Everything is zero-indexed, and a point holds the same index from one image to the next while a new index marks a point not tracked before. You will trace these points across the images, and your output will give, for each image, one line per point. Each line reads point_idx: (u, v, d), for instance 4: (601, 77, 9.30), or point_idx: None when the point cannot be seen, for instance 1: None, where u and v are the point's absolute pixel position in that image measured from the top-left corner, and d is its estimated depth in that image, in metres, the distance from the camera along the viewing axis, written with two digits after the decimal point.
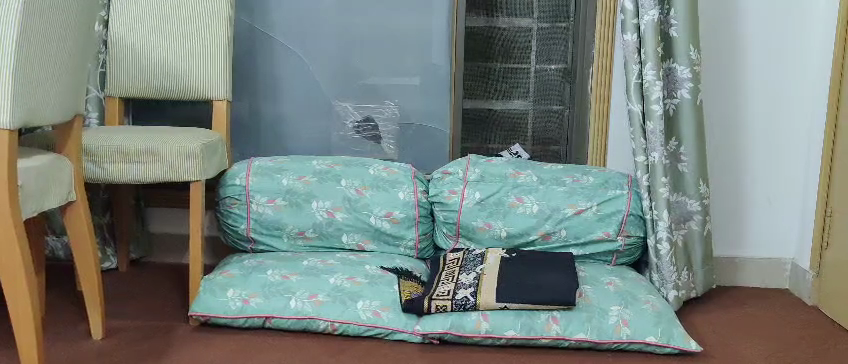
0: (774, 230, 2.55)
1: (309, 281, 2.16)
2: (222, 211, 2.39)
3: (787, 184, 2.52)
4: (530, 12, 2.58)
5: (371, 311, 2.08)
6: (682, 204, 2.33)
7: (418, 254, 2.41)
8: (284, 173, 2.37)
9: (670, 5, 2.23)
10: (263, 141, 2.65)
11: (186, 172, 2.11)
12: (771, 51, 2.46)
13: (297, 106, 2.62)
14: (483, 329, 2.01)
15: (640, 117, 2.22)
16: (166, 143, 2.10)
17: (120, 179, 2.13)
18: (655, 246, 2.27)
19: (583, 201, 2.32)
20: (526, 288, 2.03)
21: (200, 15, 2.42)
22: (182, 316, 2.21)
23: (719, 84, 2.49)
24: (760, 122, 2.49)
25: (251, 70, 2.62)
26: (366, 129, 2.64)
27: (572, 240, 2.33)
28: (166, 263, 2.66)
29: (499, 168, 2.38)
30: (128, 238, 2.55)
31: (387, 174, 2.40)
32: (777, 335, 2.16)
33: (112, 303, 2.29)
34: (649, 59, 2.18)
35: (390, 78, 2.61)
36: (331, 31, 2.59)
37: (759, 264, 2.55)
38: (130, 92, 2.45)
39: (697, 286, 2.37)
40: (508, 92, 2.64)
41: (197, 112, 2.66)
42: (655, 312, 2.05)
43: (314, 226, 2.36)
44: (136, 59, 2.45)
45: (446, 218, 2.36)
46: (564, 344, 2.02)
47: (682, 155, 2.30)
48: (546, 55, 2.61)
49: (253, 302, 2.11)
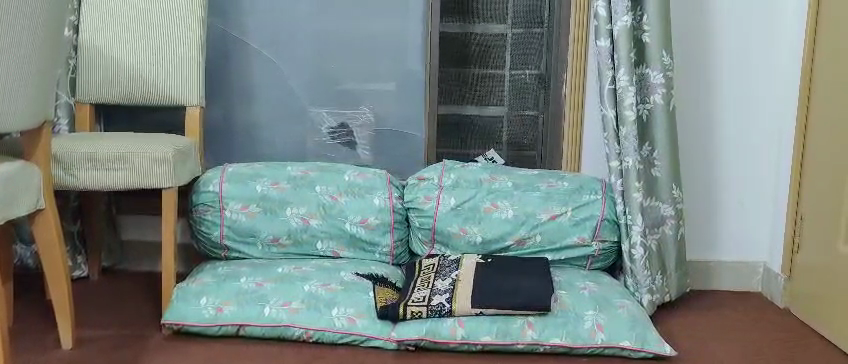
0: (745, 233, 2.57)
1: (283, 288, 2.15)
2: (194, 218, 2.36)
3: (759, 186, 2.55)
4: (504, 18, 2.59)
5: (345, 318, 2.06)
6: (656, 209, 2.33)
7: (393, 261, 2.40)
8: (257, 180, 2.36)
9: (642, 10, 2.24)
10: (237, 146, 2.63)
11: (157, 179, 2.08)
12: (742, 53, 2.48)
13: (271, 112, 2.61)
14: (458, 335, 2.01)
15: (613, 123, 2.24)
16: (138, 151, 2.07)
17: (91, 186, 2.10)
18: (629, 251, 2.28)
19: (557, 206, 2.33)
20: (502, 294, 2.03)
21: (175, 19, 2.40)
22: (154, 325, 2.17)
23: (693, 88, 2.51)
24: (733, 124, 2.52)
25: (225, 75, 2.60)
26: (340, 134, 2.62)
27: (548, 245, 2.33)
28: (139, 271, 2.63)
29: (473, 173, 2.38)
30: (99, 246, 2.52)
31: (362, 180, 2.39)
32: (749, 338, 2.18)
33: (82, 312, 2.25)
34: (622, 64, 2.19)
35: (366, 83, 2.60)
36: (305, 36, 2.57)
37: (731, 268, 2.58)
38: (101, 98, 2.42)
39: (672, 290, 2.38)
40: (483, 98, 2.64)
41: (171, 118, 2.63)
42: (629, 317, 2.06)
43: (288, 232, 2.34)
44: (107, 65, 2.42)
45: (420, 223, 2.36)
46: (539, 349, 2.02)
47: (655, 160, 2.31)
48: (521, 60, 2.62)
49: (226, 310, 2.09)
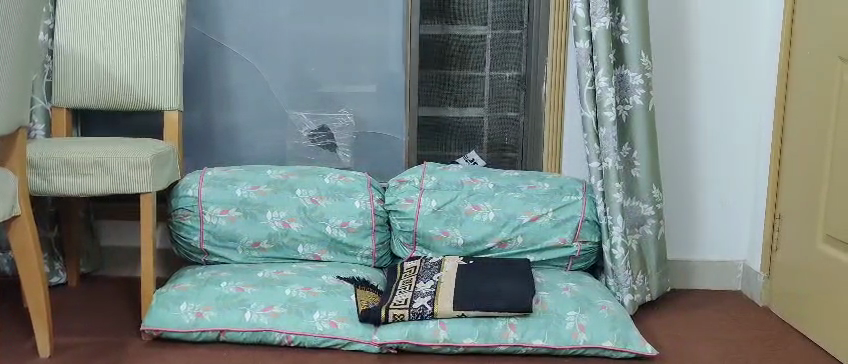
0: (725, 231, 2.59)
1: (264, 292, 2.13)
2: (173, 223, 2.34)
3: (738, 185, 2.57)
4: (484, 20, 2.59)
5: (328, 322, 2.05)
6: (636, 209, 2.35)
7: (375, 263, 2.39)
8: (237, 184, 2.34)
9: (621, 12, 2.25)
10: (216, 150, 2.61)
11: (136, 184, 2.06)
12: (720, 52, 2.50)
13: (250, 115, 2.59)
14: (440, 337, 2.00)
15: (592, 124, 2.24)
16: (115, 155, 2.05)
17: (69, 192, 2.07)
18: (610, 251, 2.29)
19: (539, 207, 2.33)
20: (484, 295, 2.03)
21: (153, 23, 2.38)
22: (134, 332, 2.15)
23: (670, 88, 2.53)
24: (711, 123, 2.54)
25: (204, 79, 2.59)
26: (321, 138, 2.61)
27: (529, 246, 2.34)
28: (117, 277, 2.60)
29: (454, 175, 2.38)
30: (77, 252, 2.49)
31: (343, 183, 2.37)
32: (730, 336, 2.20)
33: (61, 319, 2.22)
34: (601, 65, 2.20)
35: (346, 86, 2.59)
36: (285, 39, 2.56)
37: (711, 266, 2.59)
38: (78, 102, 2.39)
39: (653, 290, 2.40)
40: (463, 100, 2.64)
41: (149, 123, 2.60)
42: (611, 317, 2.07)
43: (269, 236, 2.32)
44: (83, 69, 2.39)
45: (402, 226, 2.35)
46: (522, 350, 2.02)
47: (635, 161, 2.32)
48: (500, 61, 2.62)
49: (207, 315, 2.07)
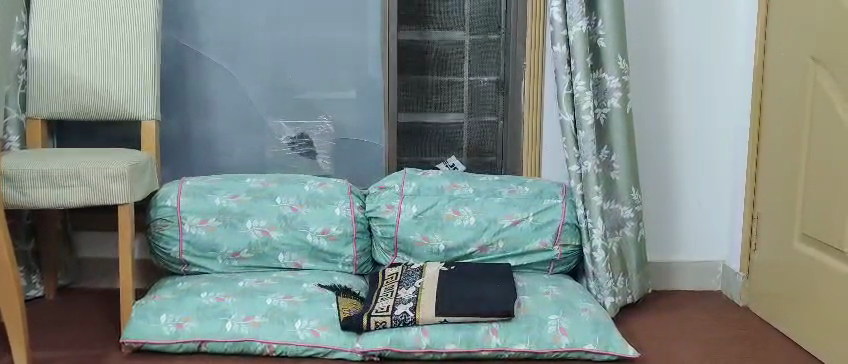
0: (705, 232, 2.61)
1: (245, 302, 2.12)
2: (152, 234, 2.32)
3: (716, 186, 2.59)
4: (462, 25, 2.60)
5: (309, 331, 2.04)
6: (615, 211, 2.36)
7: (356, 271, 2.38)
8: (216, 193, 2.33)
9: (597, 15, 2.26)
10: (194, 158, 2.59)
11: (114, 195, 2.05)
12: (696, 54, 2.52)
13: (228, 123, 2.58)
14: (423, 344, 1.99)
15: (571, 128, 2.25)
16: (93, 165, 2.03)
17: (44, 203, 2.04)
18: (591, 254, 2.30)
19: (519, 211, 2.34)
20: (465, 301, 2.03)
21: (129, 32, 2.36)
22: (114, 345, 2.12)
23: (648, 90, 2.54)
24: (689, 124, 2.55)
25: (181, 87, 2.57)
26: (300, 145, 2.60)
27: (510, 250, 2.34)
28: (96, 289, 2.57)
29: (434, 181, 2.38)
30: (54, 265, 2.46)
31: (322, 190, 2.37)
32: (712, 337, 2.21)
33: (38, 334, 2.19)
34: (578, 69, 2.21)
35: (325, 93, 2.58)
36: (262, 46, 2.55)
37: (691, 267, 2.61)
38: (54, 113, 2.37)
39: (633, 292, 2.41)
40: (442, 105, 2.64)
41: (126, 132, 2.58)
42: (592, 320, 2.07)
43: (248, 245, 2.31)
44: (58, 80, 2.36)
45: (383, 232, 2.35)
46: (505, 355, 2.02)
47: (613, 163, 2.33)
48: (479, 66, 2.63)
49: (187, 326, 2.05)
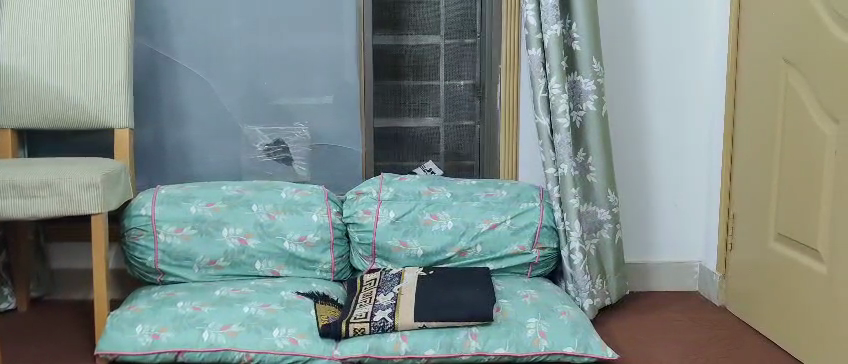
0: (681, 232, 2.62)
1: (221, 312, 2.09)
2: (126, 244, 2.29)
3: (692, 187, 2.61)
4: (437, 29, 2.60)
5: (287, 339, 2.01)
6: (592, 213, 2.37)
7: (334, 277, 2.36)
8: (191, 201, 2.30)
9: (572, 19, 2.28)
10: (169, 166, 2.56)
11: (86, 205, 2.02)
12: (670, 55, 2.54)
13: (203, 130, 2.56)
14: (402, 350, 1.98)
15: (547, 131, 2.26)
16: (65, 175, 2.00)
17: (13, 213, 1.99)
18: (569, 256, 2.30)
19: (497, 215, 2.34)
20: (444, 306, 2.02)
21: (100, 39, 2.33)
22: (89, 357, 2.09)
23: (622, 92, 2.55)
24: (663, 125, 2.57)
25: (154, 95, 2.54)
26: (276, 151, 2.58)
27: (488, 254, 2.34)
28: (71, 300, 2.54)
29: (411, 186, 2.38)
30: (27, 277, 2.42)
31: (299, 197, 2.35)
32: (690, 337, 2.22)
33: (10, 347, 2.15)
34: (553, 72, 2.21)
35: (301, 98, 2.57)
36: (237, 52, 2.53)
37: (668, 268, 2.62)
38: (25, 122, 2.34)
39: (611, 293, 2.42)
40: (419, 110, 2.64)
41: (98, 141, 2.54)
42: (571, 323, 2.07)
43: (225, 254, 2.29)
44: (28, 88, 2.33)
45: (361, 238, 2.33)
46: (484, 359, 2.00)
47: (590, 165, 2.34)
48: (454, 71, 2.63)
49: (164, 336, 2.02)
